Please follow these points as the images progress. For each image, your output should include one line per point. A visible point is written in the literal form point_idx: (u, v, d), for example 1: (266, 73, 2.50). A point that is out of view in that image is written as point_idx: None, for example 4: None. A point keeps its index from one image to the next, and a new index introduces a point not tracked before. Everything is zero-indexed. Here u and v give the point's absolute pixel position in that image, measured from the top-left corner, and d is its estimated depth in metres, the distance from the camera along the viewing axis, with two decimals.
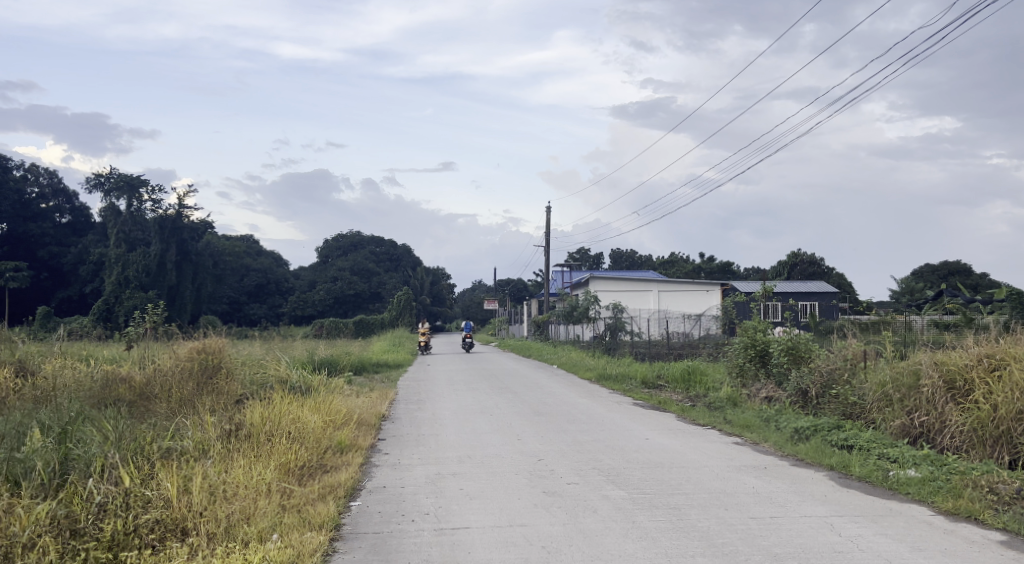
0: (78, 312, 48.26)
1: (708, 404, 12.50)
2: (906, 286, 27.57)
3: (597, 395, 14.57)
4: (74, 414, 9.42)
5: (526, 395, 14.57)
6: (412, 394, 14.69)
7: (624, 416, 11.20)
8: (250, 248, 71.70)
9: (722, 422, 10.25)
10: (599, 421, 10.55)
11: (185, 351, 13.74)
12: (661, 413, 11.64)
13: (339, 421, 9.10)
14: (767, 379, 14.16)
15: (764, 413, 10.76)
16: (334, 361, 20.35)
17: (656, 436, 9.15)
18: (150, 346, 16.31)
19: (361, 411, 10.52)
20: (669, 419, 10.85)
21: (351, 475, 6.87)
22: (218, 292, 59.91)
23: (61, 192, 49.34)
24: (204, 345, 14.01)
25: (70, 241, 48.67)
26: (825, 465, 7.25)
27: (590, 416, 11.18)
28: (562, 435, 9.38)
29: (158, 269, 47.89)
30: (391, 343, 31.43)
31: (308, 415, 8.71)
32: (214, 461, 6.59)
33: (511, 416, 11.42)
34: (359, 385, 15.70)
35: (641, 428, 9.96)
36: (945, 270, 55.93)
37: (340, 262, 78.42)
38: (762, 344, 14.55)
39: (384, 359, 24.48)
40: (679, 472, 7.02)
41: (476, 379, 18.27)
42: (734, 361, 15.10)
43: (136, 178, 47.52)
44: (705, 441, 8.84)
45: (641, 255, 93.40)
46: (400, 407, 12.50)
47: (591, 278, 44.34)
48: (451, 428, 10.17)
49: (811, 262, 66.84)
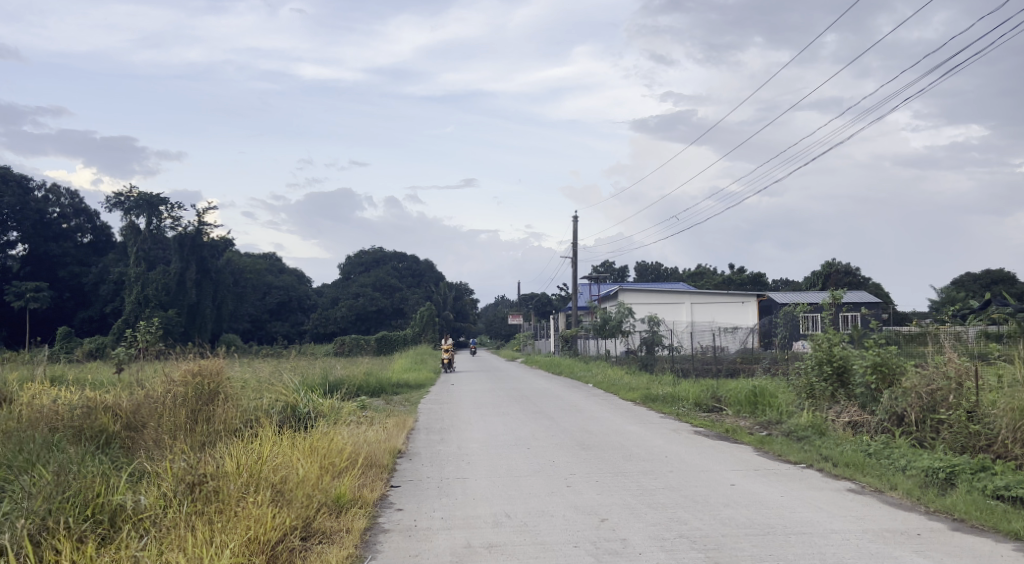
0: (98, 333, 46.98)
1: (788, 434, 10.49)
2: (946, 296, 25.35)
3: (648, 421, 12.61)
4: (22, 458, 7.62)
5: (566, 421, 12.62)
6: (433, 421, 12.81)
7: (691, 451, 9.23)
8: (272, 265, 70.46)
9: (821, 459, 8.22)
10: (662, 459, 8.62)
11: (178, 371, 11.88)
12: (734, 446, 9.67)
13: (339, 466, 7.20)
14: (849, 402, 12.14)
15: (869, 447, 8.71)
16: (349, 383, 18.54)
17: (744, 482, 7.20)
18: (142, 368, 14.50)
19: (371, 447, 8.61)
20: (747, 455, 8.85)
21: (344, 554, 5.00)
22: (240, 309, 58.54)
23: (83, 212, 48.34)
24: (200, 364, 12.19)
25: (91, 260, 47.47)
26: (1004, 531, 5.26)
27: (649, 452, 9.19)
28: (620, 480, 7.46)
29: (178, 287, 46.58)
30: (413, 361, 29.65)
31: (300, 460, 6.81)
32: (152, 549, 4.77)
33: (550, 450, 9.48)
34: (376, 413, 13.86)
35: (718, 467, 8.02)
36: (988, 278, 53.47)
37: (362, 278, 77.00)
38: (838, 361, 12.59)
39: (404, 379, 22.64)
40: (804, 544, 5.08)
41: (506, 401, 16.33)
42: (805, 380, 13.09)
43: (156, 196, 46.23)
44: (808, 489, 6.90)
45: (667, 268, 91.12)
46: (420, 440, 10.63)
47: (621, 291, 42.35)
48: (482, 469, 8.28)
49: (846, 271, 64.44)
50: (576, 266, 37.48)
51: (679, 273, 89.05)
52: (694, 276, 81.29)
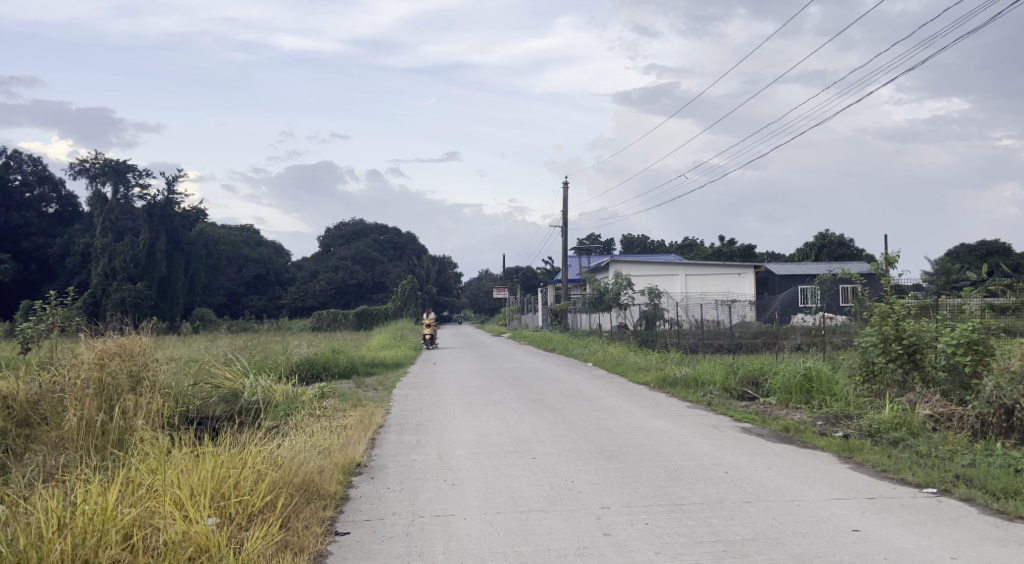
0: None
1: (871, 435, 8.04)
2: (943, 265, 23.40)
3: (675, 413, 10.15)
4: None
5: (574, 415, 10.10)
6: (408, 415, 10.24)
7: (755, 464, 6.83)
8: (249, 237, 67.19)
9: (956, 481, 5.80)
10: (724, 480, 6.19)
11: (89, 351, 8.70)
12: (814, 455, 7.21)
13: (245, 518, 4.65)
14: (926, 389, 9.69)
15: (1009, 460, 6.27)
16: (310, 368, 15.89)
17: (873, 530, 4.76)
18: (51, 347, 11.61)
19: (314, 469, 6.07)
20: (840, 472, 6.43)
21: None
22: (213, 283, 55.60)
23: (47, 180, 44.73)
24: (121, 341, 8.91)
25: (56, 231, 43.80)
26: None
27: (700, 466, 6.72)
28: (680, 521, 5.03)
29: (148, 259, 43.56)
30: (393, 338, 27.04)
31: (178, 516, 4.22)
32: None
33: (562, 462, 7.00)
34: (340, 403, 11.22)
35: (813, 496, 5.62)
36: (982, 250, 51.46)
37: (342, 251, 73.81)
38: (909, 338, 10.13)
39: (379, 358, 20.04)
40: None
41: (498, 386, 13.70)
42: (865, 359, 10.64)
43: (123, 162, 42.82)
44: (985, 543, 4.48)
45: (655, 240, 88.51)
46: (390, 445, 8.08)
47: (614, 264, 39.79)
48: (472, 498, 5.79)
49: (839, 243, 62.25)
50: (568, 235, 34.77)
51: (665, 245, 86.52)
52: (683, 249, 79.03)
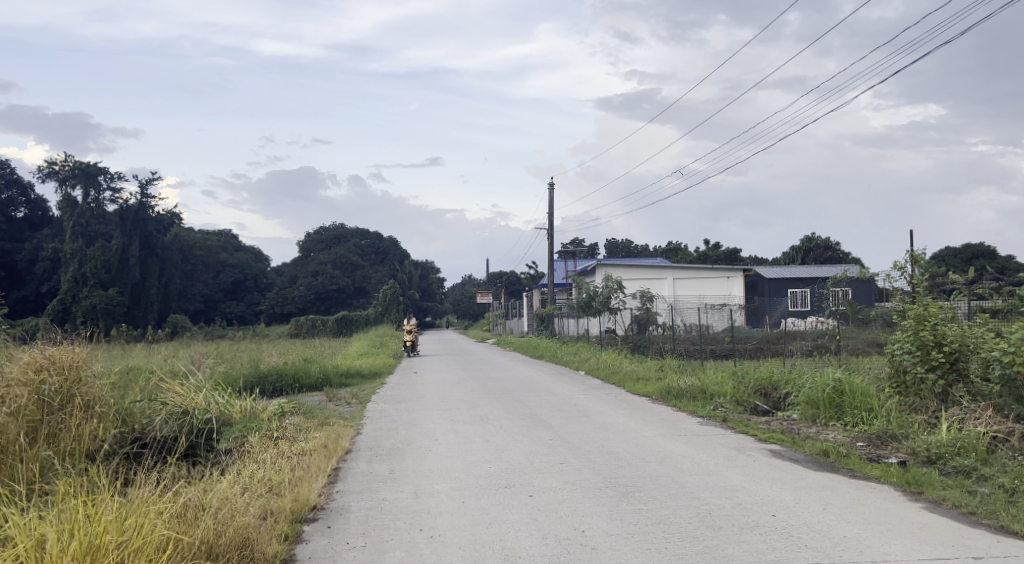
0: (34, 316, 41.68)
1: (931, 462, 6.76)
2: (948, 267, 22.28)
3: (687, 433, 8.82)
4: None
5: (571, 435, 8.74)
6: (380, 436, 8.85)
7: (804, 503, 5.51)
8: (227, 242, 65.31)
9: None
10: (777, 530, 4.88)
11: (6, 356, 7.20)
12: (873, 489, 5.89)
13: None
14: (977, 403, 8.43)
15: None
16: (277, 382, 14.42)
17: None
18: None
19: (252, 525, 4.72)
20: (916, 516, 5.12)
21: None
22: (189, 289, 53.78)
23: (16, 183, 42.67)
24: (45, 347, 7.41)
25: (25, 236, 41.73)
26: None
27: (739, 508, 5.40)
28: None
29: (120, 265, 41.71)
30: (372, 345, 25.53)
31: None
32: None
33: (568, 502, 5.67)
34: (304, 422, 9.84)
35: (899, 556, 4.32)
36: (969, 253, 50.57)
37: (322, 256, 72.03)
38: (951, 344, 8.91)
39: (355, 367, 18.59)
40: None
41: (483, 399, 12.32)
42: (899, 368, 9.37)
43: (94, 165, 40.86)
44: None
45: (640, 244, 87.39)
46: (357, 477, 6.71)
47: (601, 267, 38.46)
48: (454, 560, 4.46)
49: (826, 246, 61.35)
50: (554, 238, 33.43)
51: (649, 248, 85.33)
52: (668, 253, 77.82)
